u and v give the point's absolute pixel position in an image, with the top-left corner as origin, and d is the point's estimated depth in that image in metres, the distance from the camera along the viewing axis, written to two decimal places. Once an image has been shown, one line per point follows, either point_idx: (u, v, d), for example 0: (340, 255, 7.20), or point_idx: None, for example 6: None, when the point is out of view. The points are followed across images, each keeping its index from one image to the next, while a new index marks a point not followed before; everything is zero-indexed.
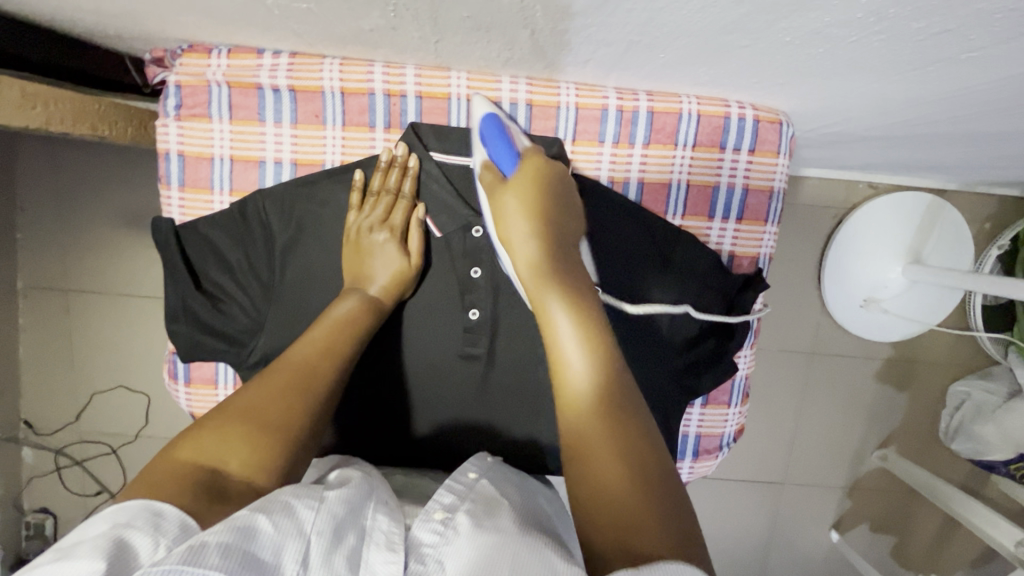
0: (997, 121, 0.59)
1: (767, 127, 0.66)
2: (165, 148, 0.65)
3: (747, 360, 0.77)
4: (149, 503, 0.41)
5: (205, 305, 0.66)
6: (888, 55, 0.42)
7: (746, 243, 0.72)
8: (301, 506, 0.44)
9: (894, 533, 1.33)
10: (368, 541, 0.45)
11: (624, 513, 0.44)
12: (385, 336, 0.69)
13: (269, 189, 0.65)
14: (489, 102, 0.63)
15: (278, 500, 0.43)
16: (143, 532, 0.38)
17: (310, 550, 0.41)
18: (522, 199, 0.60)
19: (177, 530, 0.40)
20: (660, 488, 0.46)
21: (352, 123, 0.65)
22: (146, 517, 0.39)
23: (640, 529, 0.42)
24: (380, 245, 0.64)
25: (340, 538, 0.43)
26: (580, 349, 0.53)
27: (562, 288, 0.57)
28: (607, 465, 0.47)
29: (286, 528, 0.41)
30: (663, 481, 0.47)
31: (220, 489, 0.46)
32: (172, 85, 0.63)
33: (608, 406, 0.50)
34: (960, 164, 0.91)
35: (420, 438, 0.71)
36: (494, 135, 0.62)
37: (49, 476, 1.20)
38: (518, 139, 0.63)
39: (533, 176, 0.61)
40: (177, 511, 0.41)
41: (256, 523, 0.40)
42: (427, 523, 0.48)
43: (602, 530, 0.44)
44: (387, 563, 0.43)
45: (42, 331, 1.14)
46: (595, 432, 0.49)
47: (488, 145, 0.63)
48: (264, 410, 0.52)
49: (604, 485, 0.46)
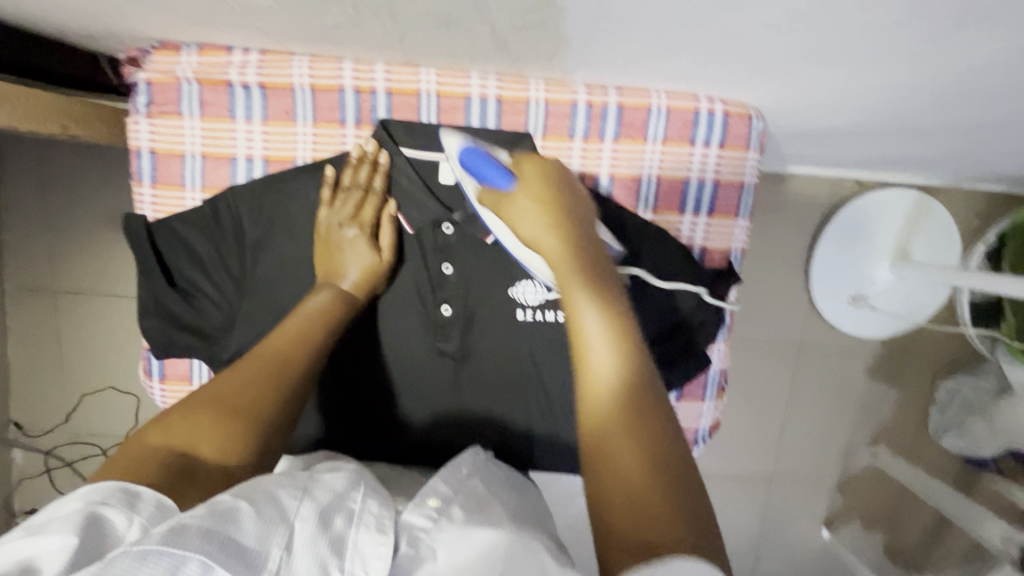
0: (967, 114, 0.59)
1: (736, 122, 0.67)
2: (136, 145, 0.65)
3: (722, 354, 0.77)
4: (124, 484, 0.41)
5: (178, 301, 0.66)
6: (842, 47, 0.43)
7: (717, 237, 0.72)
8: (286, 495, 0.43)
9: (885, 530, 1.33)
10: (357, 524, 0.44)
11: (647, 512, 0.42)
12: (358, 333, 0.69)
13: (240, 186, 0.66)
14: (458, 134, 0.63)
15: (262, 489, 0.43)
16: (118, 510, 0.38)
17: (295, 536, 0.41)
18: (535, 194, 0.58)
19: (152, 509, 0.40)
20: (689, 495, 0.43)
21: (323, 119, 0.65)
22: (120, 496, 0.39)
23: (666, 536, 0.40)
24: (350, 242, 0.65)
25: (329, 523, 0.43)
26: (606, 339, 0.50)
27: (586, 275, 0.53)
28: (632, 462, 0.44)
29: (271, 514, 0.41)
30: (691, 486, 0.44)
31: (190, 472, 0.46)
32: (143, 82, 0.64)
33: (638, 401, 0.47)
34: (941, 159, 0.91)
35: (394, 435, 0.71)
36: (475, 160, 0.60)
37: (39, 477, 1.19)
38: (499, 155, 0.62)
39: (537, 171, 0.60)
40: (154, 492, 0.41)
41: (238, 509, 0.40)
42: (420, 508, 0.49)
43: (621, 531, 0.42)
44: (376, 545, 0.44)
45: (31, 333, 1.14)
46: (618, 428, 0.46)
47: (473, 170, 0.61)
48: (235, 397, 0.52)
49: (627, 482, 0.44)
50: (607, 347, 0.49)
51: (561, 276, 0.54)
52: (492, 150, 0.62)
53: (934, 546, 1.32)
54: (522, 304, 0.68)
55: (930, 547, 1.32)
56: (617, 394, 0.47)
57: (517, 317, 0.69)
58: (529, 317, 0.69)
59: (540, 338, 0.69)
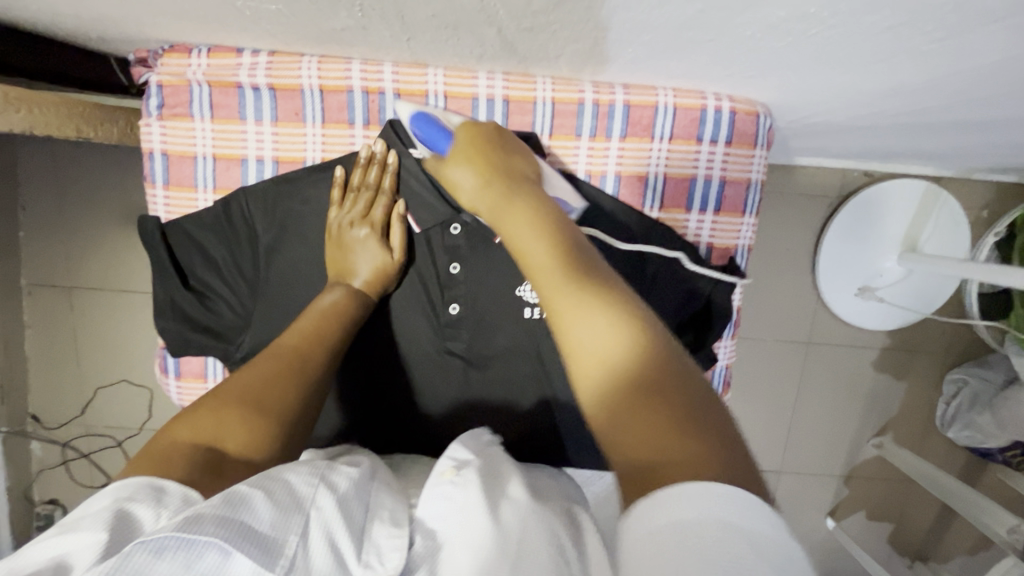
0: (975, 110, 0.59)
1: (744, 119, 0.67)
2: (149, 148, 0.66)
3: (728, 350, 0.77)
4: (151, 479, 0.42)
5: (192, 300, 0.68)
6: (851, 48, 0.43)
7: (724, 234, 0.73)
8: (302, 483, 0.45)
9: (890, 520, 1.34)
10: (373, 516, 0.47)
11: (650, 432, 0.39)
12: (368, 331, 0.70)
13: (251, 187, 0.66)
14: (414, 103, 0.63)
15: (279, 477, 0.44)
16: (145, 504, 0.40)
17: (310, 523, 0.42)
18: (470, 162, 0.59)
19: (178, 502, 0.41)
20: (680, 391, 0.40)
21: (331, 120, 0.66)
22: (147, 491, 0.41)
23: (663, 450, 0.38)
24: (362, 241, 0.65)
25: (348, 511, 0.45)
26: (560, 269, 0.48)
27: (533, 213, 0.54)
28: (622, 395, 0.41)
29: (286, 502, 0.42)
30: (682, 379, 0.41)
31: (217, 464, 0.47)
32: (154, 85, 0.64)
33: (639, 351, 0.42)
34: (951, 152, 0.90)
35: (403, 431, 0.72)
36: (424, 128, 0.62)
37: (57, 468, 1.22)
38: (449, 121, 0.63)
39: (473, 145, 0.60)
40: (179, 486, 0.42)
41: (252, 497, 0.41)
42: (437, 488, 0.50)
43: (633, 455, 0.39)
44: (392, 538, 0.45)
45: (48, 328, 1.16)
46: (598, 356, 0.43)
47: (423, 138, 0.63)
48: (257, 392, 0.53)
49: (621, 409, 0.41)
50: (566, 282, 0.47)
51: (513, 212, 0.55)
52: (442, 115, 0.63)
53: (938, 536, 1.33)
54: (528, 302, 0.69)
55: (935, 537, 1.33)
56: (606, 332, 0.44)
57: (523, 315, 0.69)
58: (535, 315, 0.69)
59: (547, 337, 0.70)
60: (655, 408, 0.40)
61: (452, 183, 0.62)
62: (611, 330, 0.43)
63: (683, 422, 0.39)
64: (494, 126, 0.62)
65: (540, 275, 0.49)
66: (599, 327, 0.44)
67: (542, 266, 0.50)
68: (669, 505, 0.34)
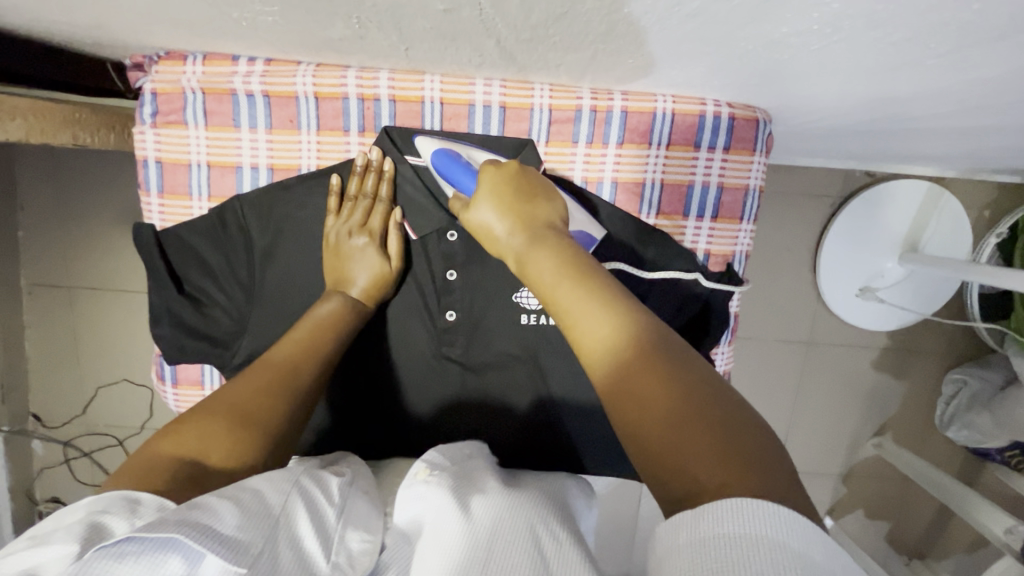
0: (978, 117, 0.58)
1: (743, 125, 0.66)
2: (143, 155, 0.66)
3: (725, 355, 0.77)
4: (126, 491, 0.42)
5: (188, 308, 0.67)
6: (853, 61, 0.42)
7: (721, 240, 0.72)
8: (272, 491, 0.45)
9: (887, 519, 1.34)
10: (347, 521, 0.48)
11: (698, 462, 0.37)
12: (365, 337, 0.70)
13: (247, 194, 0.66)
14: (433, 138, 0.63)
15: (250, 484, 0.45)
16: (119, 516, 0.40)
17: (279, 529, 0.42)
18: (491, 200, 0.58)
19: (153, 512, 0.41)
20: (723, 418, 0.39)
21: (327, 128, 0.65)
22: (122, 503, 0.41)
23: (713, 480, 0.36)
24: (359, 250, 0.65)
25: (319, 516, 0.46)
26: (584, 296, 0.47)
27: (550, 241, 0.54)
28: (665, 427, 0.39)
29: (254, 510, 0.42)
30: (720, 401, 0.40)
31: (199, 480, 0.47)
32: (148, 92, 0.64)
33: (673, 375, 0.41)
34: (955, 154, 0.90)
35: (399, 440, 0.72)
36: (447, 166, 0.62)
37: (59, 467, 1.23)
38: (473, 160, 0.63)
39: (498, 178, 0.59)
40: (154, 496, 0.42)
41: (219, 504, 0.41)
42: (410, 489, 0.52)
43: (686, 489, 0.37)
44: (362, 541, 0.47)
45: (48, 327, 1.16)
46: (633, 385, 0.42)
47: (445, 176, 0.63)
48: (251, 404, 0.53)
49: (667, 442, 0.39)
50: (590, 310, 0.46)
51: (531, 238, 0.54)
52: (469, 156, 0.63)
53: (936, 535, 1.33)
54: (526, 309, 0.69)
55: (932, 536, 1.34)
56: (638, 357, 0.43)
57: (520, 321, 0.69)
58: (532, 321, 0.69)
59: (544, 344, 0.70)
60: (701, 436, 0.38)
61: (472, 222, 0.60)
62: (612, 337, 0.44)
63: (730, 448, 0.37)
64: (517, 165, 0.61)
65: (564, 306, 0.48)
66: (600, 337, 0.45)
67: (564, 296, 0.48)
68: (715, 516, 0.34)
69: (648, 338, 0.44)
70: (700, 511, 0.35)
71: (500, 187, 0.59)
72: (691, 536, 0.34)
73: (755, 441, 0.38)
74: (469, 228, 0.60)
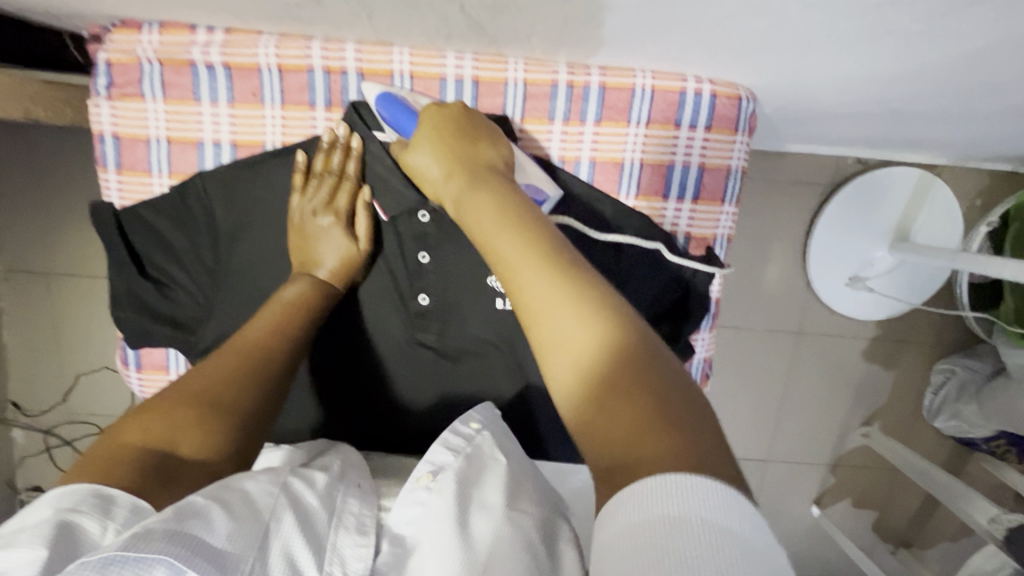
0: (968, 97, 0.56)
1: (725, 103, 0.64)
2: (99, 129, 0.63)
3: (706, 342, 0.75)
4: (97, 487, 0.40)
5: (151, 291, 0.65)
6: (834, 29, 0.40)
7: (702, 223, 0.70)
8: (261, 493, 0.44)
9: (875, 508, 1.34)
10: (338, 522, 0.46)
11: (627, 434, 0.36)
12: (337, 320, 0.68)
13: (210, 171, 0.64)
14: (380, 83, 0.61)
15: (237, 487, 0.43)
16: (90, 517, 0.38)
17: (270, 536, 0.41)
18: (433, 150, 0.57)
19: (127, 513, 0.39)
20: (659, 388, 0.38)
21: (291, 102, 0.63)
22: (93, 502, 0.39)
23: (642, 451, 0.35)
24: (325, 230, 0.63)
25: (309, 521, 0.44)
26: (523, 255, 0.45)
27: (493, 197, 0.51)
28: (600, 394, 0.38)
29: (243, 514, 0.41)
30: (658, 370, 0.39)
31: (171, 472, 0.45)
32: (103, 63, 0.61)
33: (605, 341, 0.40)
34: (946, 140, 0.88)
35: (372, 425, 0.71)
36: (389, 107, 0.60)
37: (39, 456, 1.21)
38: (416, 101, 0.61)
39: (439, 121, 0.57)
40: (128, 495, 0.40)
41: (209, 511, 0.39)
42: (411, 494, 0.49)
43: (611, 455, 0.37)
44: (356, 547, 0.44)
45: (25, 314, 1.13)
46: (569, 344, 0.41)
47: (389, 119, 0.60)
48: (217, 392, 0.51)
49: (598, 408, 0.38)
50: (528, 268, 0.44)
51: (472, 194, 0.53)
52: (410, 96, 0.60)
53: (922, 524, 1.34)
54: (500, 293, 0.67)
55: (918, 525, 1.34)
56: (574, 321, 0.41)
57: (495, 305, 0.67)
58: (508, 307, 0.67)
59: (518, 329, 0.68)
60: (632, 406, 0.37)
61: (416, 171, 0.59)
62: (586, 334, 0.40)
63: (664, 419, 0.36)
64: (460, 103, 0.59)
65: (502, 263, 0.46)
66: (535, 292, 0.43)
67: (502, 252, 0.47)
68: (646, 496, 0.33)
69: (624, 338, 0.40)
70: (631, 489, 0.33)
71: (440, 131, 0.57)
72: (624, 518, 0.33)
73: (691, 413, 0.37)
74: (411, 171, 0.60)
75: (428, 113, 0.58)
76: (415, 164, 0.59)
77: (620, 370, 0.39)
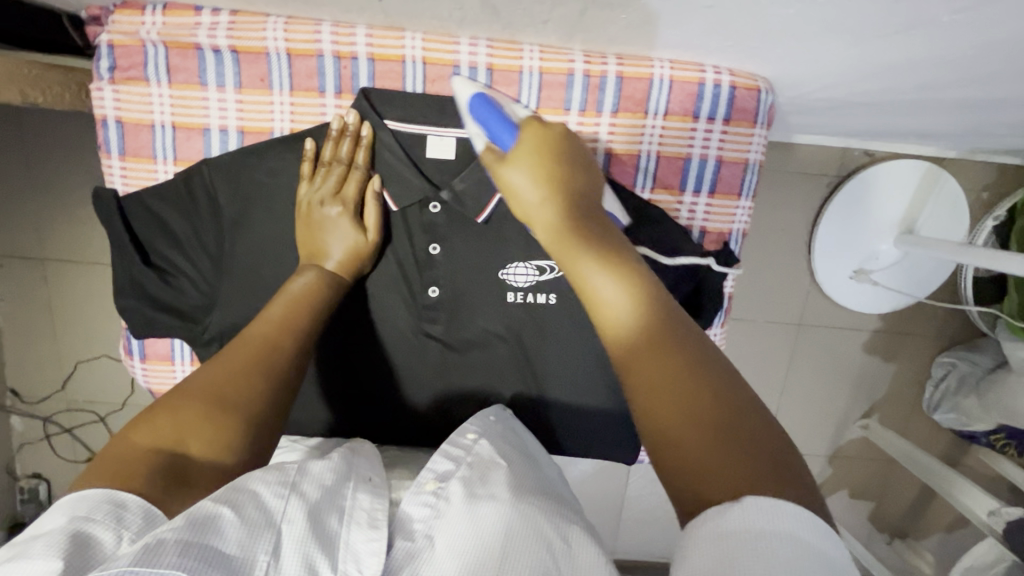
0: (989, 88, 0.55)
1: (744, 95, 0.63)
2: (102, 114, 0.62)
3: (718, 339, 0.75)
4: (111, 493, 0.39)
5: (156, 281, 0.64)
6: (863, 17, 0.39)
7: (718, 218, 0.69)
8: (272, 496, 0.43)
9: (871, 499, 1.36)
10: (349, 521, 0.45)
11: (718, 473, 0.36)
12: (345, 312, 0.67)
13: (215, 158, 0.62)
14: (474, 83, 0.59)
15: (249, 490, 0.42)
16: (104, 526, 0.37)
17: (282, 539, 0.40)
18: (530, 171, 0.55)
19: (140, 521, 0.39)
20: (755, 441, 0.37)
21: (301, 88, 0.62)
22: (107, 509, 0.38)
23: (730, 488, 0.35)
24: (333, 220, 0.62)
25: (320, 522, 0.43)
26: (614, 283, 0.46)
27: (584, 233, 0.51)
28: (693, 419, 0.38)
29: (256, 518, 0.40)
30: (751, 417, 0.38)
31: (182, 472, 0.44)
32: (105, 44, 0.59)
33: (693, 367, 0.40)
34: (958, 132, 0.87)
35: (380, 417, 0.71)
36: (485, 112, 0.57)
37: (39, 443, 1.21)
38: (512, 111, 0.59)
39: (539, 143, 0.56)
40: (140, 501, 0.40)
41: (220, 518, 0.38)
42: (417, 496, 0.49)
43: (701, 486, 0.37)
44: (369, 541, 0.44)
45: (23, 301, 1.12)
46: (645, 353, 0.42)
47: (480, 121, 0.58)
48: (225, 389, 0.50)
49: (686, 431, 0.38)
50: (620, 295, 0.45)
51: (562, 224, 0.53)
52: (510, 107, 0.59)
53: (918, 515, 1.35)
54: (512, 286, 0.66)
55: (913, 516, 1.35)
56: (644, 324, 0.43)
57: (506, 299, 0.67)
58: (519, 299, 0.67)
59: (529, 322, 0.68)
60: (723, 444, 0.37)
61: (506, 188, 0.57)
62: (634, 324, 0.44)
63: (758, 464, 0.36)
64: (562, 130, 0.59)
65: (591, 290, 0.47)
66: (624, 311, 0.45)
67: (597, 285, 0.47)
68: (742, 517, 0.33)
69: (699, 344, 0.42)
70: (723, 507, 0.34)
71: (537, 154, 0.56)
72: (715, 530, 0.33)
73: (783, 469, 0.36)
74: (500, 186, 0.58)
75: (530, 133, 0.57)
76: (505, 180, 0.56)
77: (706, 380, 0.39)
